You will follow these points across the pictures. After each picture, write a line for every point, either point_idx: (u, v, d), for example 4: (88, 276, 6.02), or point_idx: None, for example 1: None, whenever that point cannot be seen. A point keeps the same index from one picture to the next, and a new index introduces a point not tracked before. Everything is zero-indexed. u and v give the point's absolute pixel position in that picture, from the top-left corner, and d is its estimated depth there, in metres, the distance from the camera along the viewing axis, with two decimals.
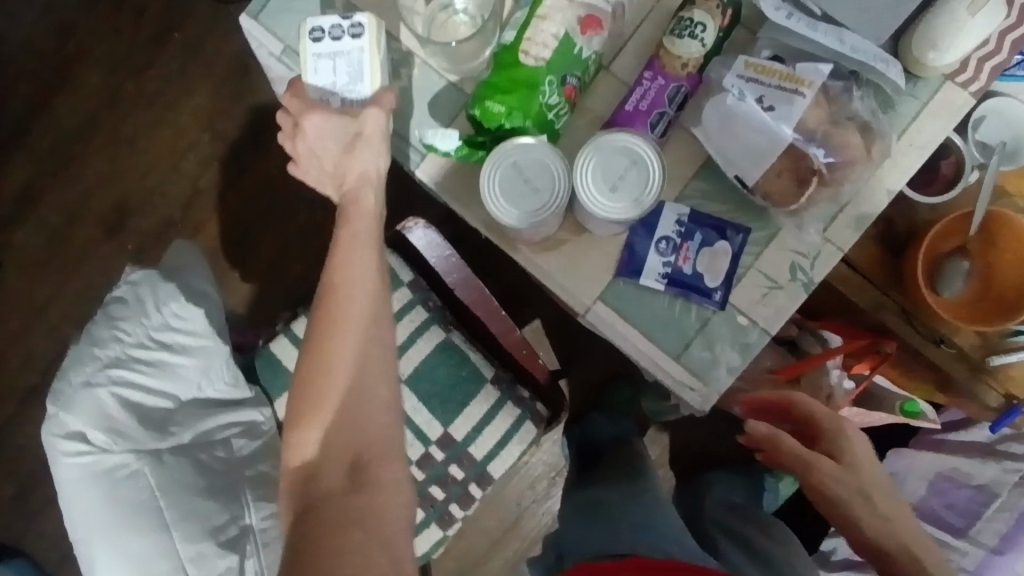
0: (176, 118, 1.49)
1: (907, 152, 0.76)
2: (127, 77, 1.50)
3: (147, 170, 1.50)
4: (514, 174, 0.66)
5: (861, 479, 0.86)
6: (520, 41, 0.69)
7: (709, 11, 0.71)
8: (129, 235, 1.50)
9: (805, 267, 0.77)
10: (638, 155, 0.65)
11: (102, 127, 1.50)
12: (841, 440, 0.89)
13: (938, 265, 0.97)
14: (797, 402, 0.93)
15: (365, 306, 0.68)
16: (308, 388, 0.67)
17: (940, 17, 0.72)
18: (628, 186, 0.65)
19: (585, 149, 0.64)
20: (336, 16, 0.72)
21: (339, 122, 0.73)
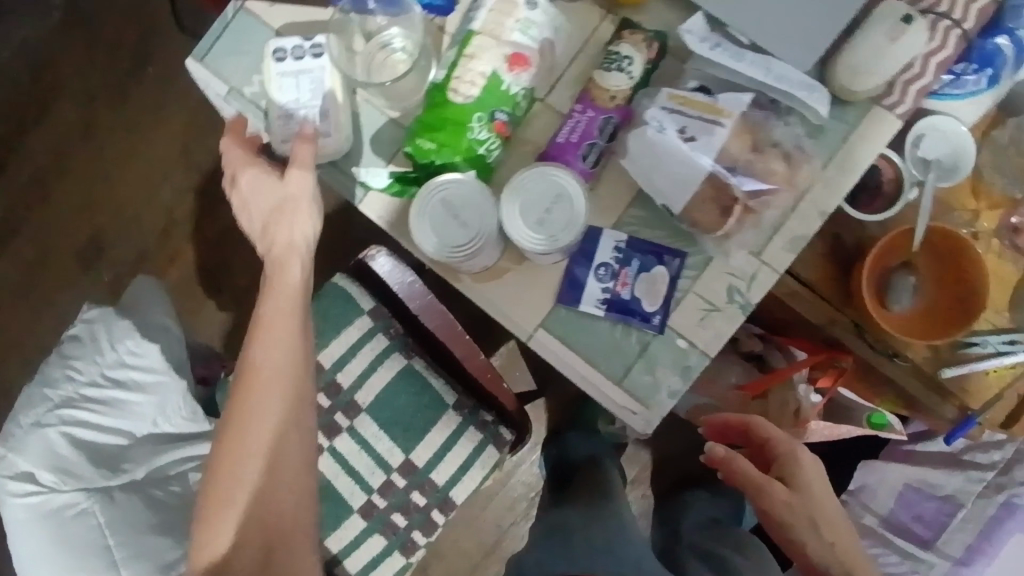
0: (151, 150, 1.51)
1: (840, 174, 0.77)
2: (102, 111, 1.52)
3: (123, 201, 1.51)
4: (444, 210, 0.68)
5: (810, 506, 0.81)
6: (449, 80, 0.70)
7: (635, 45, 0.73)
8: (106, 267, 1.51)
9: (741, 289, 0.78)
10: (562, 190, 0.67)
11: (76, 161, 1.52)
12: (795, 465, 0.85)
13: (886, 279, 0.99)
14: (755, 424, 0.91)
15: (287, 390, 0.69)
16: (223, 472, 0.68)
17: (863, 45, 0.74)
18: (553, 221, 0.66)
19: (508, 187, 0.66)
20: (299, 38, 0.78)
21: (276, 185, 0.74)
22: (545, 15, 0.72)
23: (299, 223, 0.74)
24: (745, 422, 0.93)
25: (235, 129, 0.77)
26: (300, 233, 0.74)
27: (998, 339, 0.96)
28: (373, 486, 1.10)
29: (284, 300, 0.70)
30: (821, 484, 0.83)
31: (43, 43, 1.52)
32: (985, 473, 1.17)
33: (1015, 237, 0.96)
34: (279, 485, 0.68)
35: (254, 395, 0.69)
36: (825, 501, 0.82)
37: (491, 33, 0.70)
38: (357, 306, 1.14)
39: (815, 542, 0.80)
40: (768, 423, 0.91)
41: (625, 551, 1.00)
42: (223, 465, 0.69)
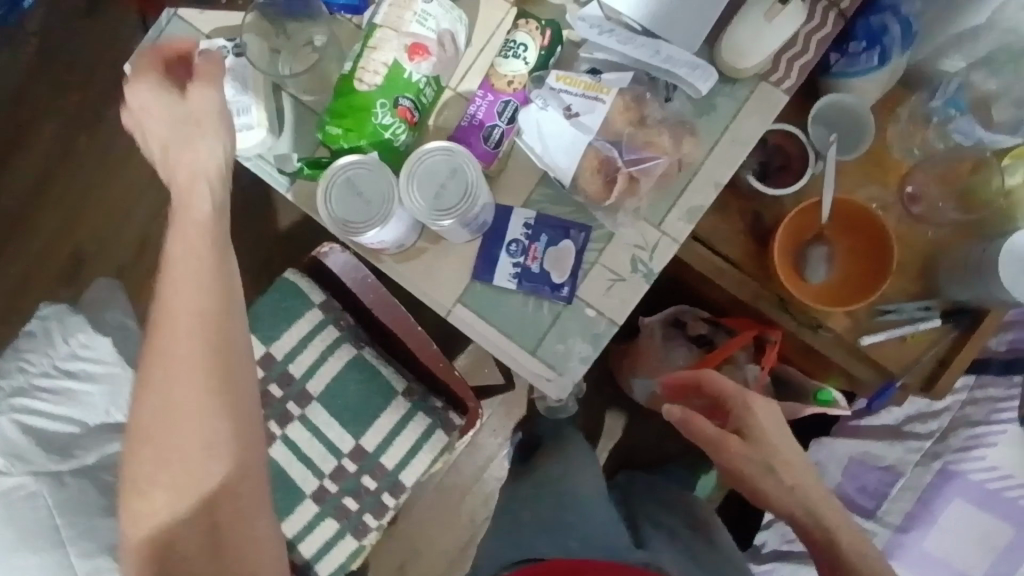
0: (127, 167, 1.58)
1: (731, 147, 0.82)
2: (79, 131, 1.59)
3: (101, 216, 1.57)
4: (348, 187, 0.75)
5: (768, 453, 0.82)
6: (355, 70, 0.76)
7: (529, 33, 0.79)
8: (87, 279, 1.57)
9: (645, 259, 0.82)
10: (454, 164, 0.74)
11: (53, 180, 1.59)
12: (750, 416, 0.86)
13: (803, 252, 1.02)
14: (711, 379, 0.92)
15: (202, 349, 0.64)
16: (149, 444, 0.65)
17: (742, 27, 0.79)
18: (448, 193, 0.74)
19: (404, 167, 0.73)
20: (223, 40, 0.84)
21: (178, 111, 0.69)
22: (442, 7, 0.77)
23: (204, 155, 0.68)
24: (703, 379, 0.93)
25: (174, 53, 0.71)
26: (205, 165, 0.68)
27: (912, 307, 1.00)
28: (326, 472, 1.14)
29: (192, 248, 0.65)
30: (776, 430, 0.85)
31: (20, 69, 1.60)
32: (922, 442, 1.21)
33: (912, 205, 0.99)
34: (212, 450, 0.65)
35: (169, 355, 0.64)
36: (782, 446, 0.83)
37: (391, 25, 0.76)
38: (307, 300, 1.18)
39: (779, 488, 0.81)
40: (721, 377, 0.92)
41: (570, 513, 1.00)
42: (147, 431, 0.65)
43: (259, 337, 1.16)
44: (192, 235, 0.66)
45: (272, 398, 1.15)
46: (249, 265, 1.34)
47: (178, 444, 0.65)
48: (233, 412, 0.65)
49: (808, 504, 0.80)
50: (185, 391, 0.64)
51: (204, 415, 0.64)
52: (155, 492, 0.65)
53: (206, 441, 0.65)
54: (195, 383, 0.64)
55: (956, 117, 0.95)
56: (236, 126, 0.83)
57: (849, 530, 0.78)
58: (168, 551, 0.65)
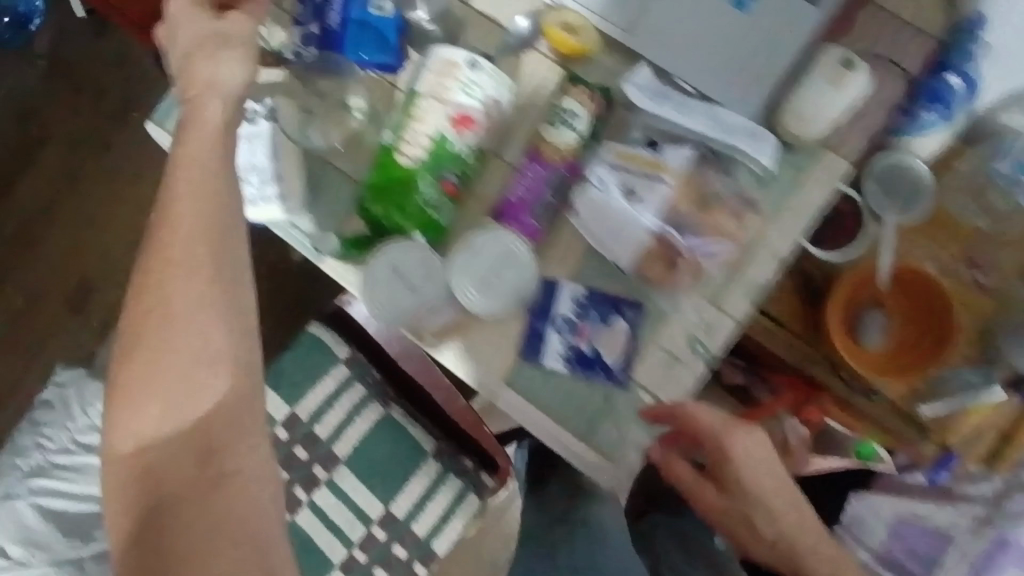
0: (137, 194, 1.54)
1: (790, 219, 0.76)
2: (89, 157, 1.55)
3: (110, 245, 1.53)
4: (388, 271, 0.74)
5: (750, 509, 0.76)
6: (397, 141, 0.71)
7: (580, 100, 0.73)
8: (94, 309, 1.53)
9: (703, 339, 0.77)
10: (507, 255, 0.74)
11: (66, 212, 1.54)
12: (734, 466, 0.76)
13: (857, 317, 0.97)
14: (686, 411, 0.75)
15: (201, 247, 0.60)
16: (138, 360, 0.58)
17: (806, 96, 0.74)
18: (500, 284, 0.74)
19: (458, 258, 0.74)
20: (252, 102, 0.78)
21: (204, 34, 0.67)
22: (490, 75, 0.71)
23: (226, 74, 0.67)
24: (671, 412, 0.75)
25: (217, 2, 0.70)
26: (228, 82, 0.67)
27: (971, 374, 0.93)
28: (354, 540, 1.09)
29: (196, 159, 0.62)
30: (760, 482, 0.76)
31: (34, 101, 1.56)
32: (975, 505, 1.14)
33: (976, 271, 0.94)
34: (203, 358, 0.58)
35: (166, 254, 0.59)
36: (768, 499, 0.76)
37: (435, 94, 0.70)
38: (331, 355, 1.13)
39: (764, 548, 0.76)
40: (700, 408, 0.75)
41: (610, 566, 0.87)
42: (138, 348, 0.59)
43: (282, 395, 1.11)
44: (198, 138, 0.64)
45: (296, 460, 1.10)
46: (270, 311, 1.29)
47: (169, 356, 0.58)
48: (228, 318, 0.59)
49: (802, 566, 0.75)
50: (182, 287, 0.59)
51: (198, 319, 0.58)
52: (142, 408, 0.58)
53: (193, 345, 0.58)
54: (190, 284, 0.59)
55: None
56: (264, 196, 0.77)
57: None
58: (154, 477, 0.57)
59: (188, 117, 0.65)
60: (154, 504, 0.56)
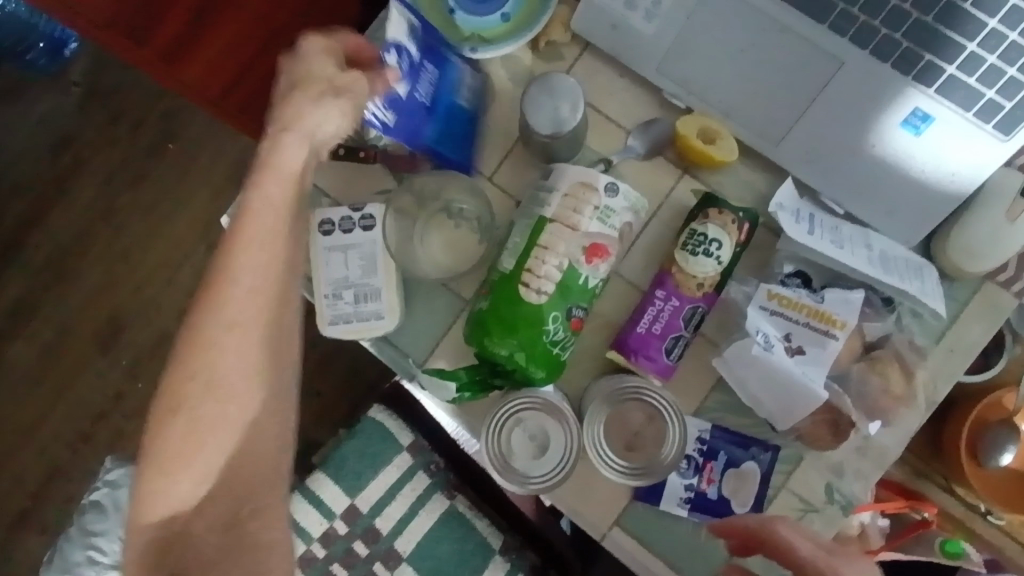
0: (173, 228, 1.35)
1: (948, 357, 0.69)
2: (122, 187, 1.37)
3: (142, 282, 1.35)
4: (515, 430, 0.66)
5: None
6: (520, 272, 0.63)
7: (724, 226, 0.66)
8: (124, 349, 1.33)
9: (842, 487, 0.69)
10: (654, 409, 0.66)
11: (100, 246, 1.36)
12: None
13: (981, 437, 0.85)
14: (775, 534, 0.62)
15: (261, 307, 0.56)
16: (174, 428, 0.56)
17: (978, 227, 0.66)
18: (643, 444, 0.66)
19: (597, 412, 0.66)
20: (349, 208, 0.72)
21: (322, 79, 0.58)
22: (627, 199, 0.64)
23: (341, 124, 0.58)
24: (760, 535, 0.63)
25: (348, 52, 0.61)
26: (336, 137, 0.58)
27: None
28: None
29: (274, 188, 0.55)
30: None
31: (57, 118, 1.38)
32: None
33: None
34: (241, 422, 0.57)
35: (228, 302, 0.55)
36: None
37: (566, 221, 0.63)
38: (395, 443, 1.05)
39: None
40: (790, 532, 0.62)
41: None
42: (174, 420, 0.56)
43: (343, 486, 1.03)
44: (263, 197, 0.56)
45: (356, 557, 1.01)
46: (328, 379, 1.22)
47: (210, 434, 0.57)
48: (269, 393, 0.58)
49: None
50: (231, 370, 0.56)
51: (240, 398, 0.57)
52: (173, 445, 0.56)
53: (237, 408, 0.57)
54: (236, 366, 0.57)
55: None
56: (361, 314, 0.70)
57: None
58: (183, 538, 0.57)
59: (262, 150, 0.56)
60: (174, 537, 0.57)
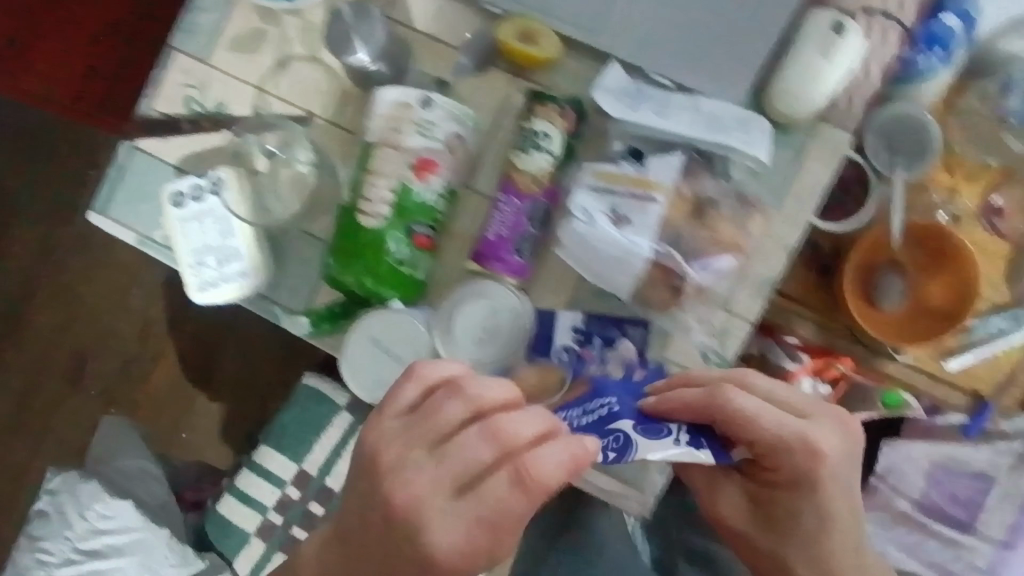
0: (107, 250, 1.33)
1: (797, 203, 0.71)
2: (48, 221, 1.33)
3: (92, 309, 1.33)
4: (375, 351, 0.67)
5: (781, 539, 0.65)
6: (356, 202, 0.65)
7: (549, 118, 0.67)
8: (91, 379, 1.33)
9: (716, 348, 0.71)
10: (496, 305, 0.68)
11: (48, 281, 1.34)
12: (784, 492, 0.63)
13: (870, 279, 0.91)
14: (730, 405, 0.57)
15: None
16: None
17: (795, 69, 0.68)
18: (490, 338, 0.68)
19: (445, 311, 0.67)
20: (196, 176, 0.72)
21: (469, 557, 0.50)
22: (446, 110, 0.65)
23: (472, 563, 0.50)
24: (712, 406, 0.57)
25: (517, 443, 0.50)
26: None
27: (997, 320, 0.90)
28: None
29: None
30: (815, 517, 0.62)
31: None
32: (1013, 443, 1.06)
33: (995, 218, 0.88)
34: None
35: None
36: (817, 534, 0.63)
37: (389, 143, 0.64)
38: (333, 404, 1.06)
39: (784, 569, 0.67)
40: (754, 421, 0.57)
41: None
42: None
43: (288, 455, 1.06)
44: None
45: (314, 518, 1.05)
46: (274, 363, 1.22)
47: None
48: None
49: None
50: None
51: None
52: None
53: None
54: None
55: None
56: (226, 277, 0.72)
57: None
58: None
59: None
60: None
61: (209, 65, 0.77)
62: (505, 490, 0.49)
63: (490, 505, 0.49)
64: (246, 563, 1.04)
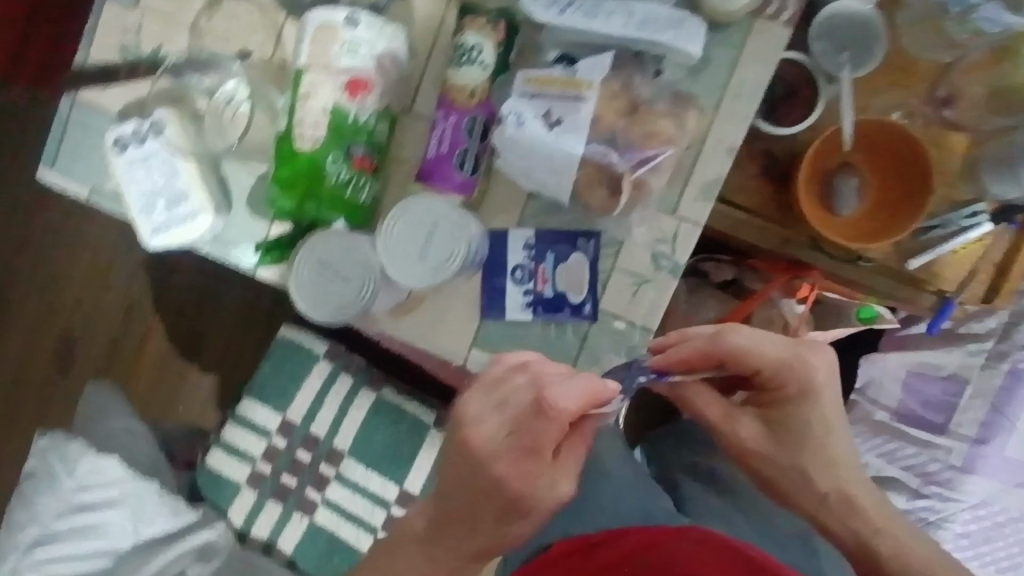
0: (81, 233, 1.31)
1: (737, 102, 0.71)
2: (19, 209, 1.31)
3: (74, 293, 1.32)
4: (324, 270, 0.69)
5: (797, 452, 0.65)
6: (292, 127, 0.65)
7: (480, 31, 0.67)
8: (84, 366, 1.33)
9: (667, 253, 0.72)
10: (438, 216, 0.68)
11: (26, 272, 1.33)
12: (794, 404, 0.64)
13: (826, 183, 0.90)
14: (729, 343, 0.62)
15: None
16: None
17: None
18: (435, 249, 0.68)
19: (388, 223, 0.68)
20: (136, 120, 0.72)
21: (527, 486, 0.56)
22: (372, 27, 0.65)
23: (534, 485, 0.56)
24: (715, 348, 0.62)
25: (549, 390, 0.56)
26: (539, 502, 0.58)
27: (960, 215, 0.89)
28: (376, 524, 1.01)
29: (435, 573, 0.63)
30: (821, 423, 0.65)
31: None
32: (983, 343, 1.07)
33: (945, 109, 0.88)
34: None
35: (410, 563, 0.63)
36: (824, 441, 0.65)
37: (319, 66, 0.64)
38: (312, 353, 1.05)
39: (803, 487, 0.67)
40: (750, 346, 0.62)
41: (604, 498, 0.83)
42: None
43: (272, 404, 1.04)
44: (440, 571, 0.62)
45: (302, 465, 1.04)
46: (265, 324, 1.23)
47: None
48: None
49: (844, 506, 0.67)
50: None
51: None
52: None
53: None
54: None
55: (980, 4, 0.78)
56: (177, 219, 0.72)
57: (903, 538, 0.66)
58: None
59: (445, 539, 0.61)
60: None
61: (140, 10, 0.77)
62: (546, 423, 0.56)
63: (531, 434, 0.56)
64: (239, 513, 1.03)
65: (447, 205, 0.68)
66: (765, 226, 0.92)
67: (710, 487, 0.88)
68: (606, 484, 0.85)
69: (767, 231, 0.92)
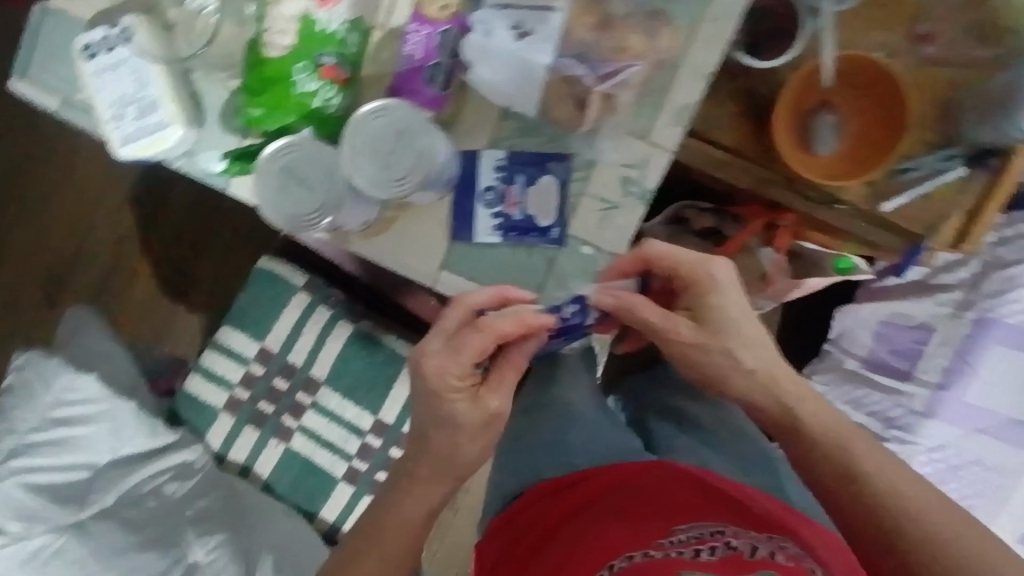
0: (70, 166, 1.30)
1: (715, 24, 0.70)
2: (10, 141, 1.31)
3: (62, 227, 1.32)
4: (289, 179, 0.69)
5: (724, 337, 0.63)
6: (262, 35, 0.67)
7: None
8: (72, 300, 1.33)
9: (636, 178, 0.71)
10: (402, 126, 0.68)
11: (14, 205, 1.32)
12: (712, 295, 0.64)
13: (802, 120, 0.90)
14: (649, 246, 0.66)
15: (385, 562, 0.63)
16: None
17: None
18: (399, 160, 0.68)
19: (349, 131, 0.67)
20: (105, 26, 0.71)
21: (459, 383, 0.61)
22: None
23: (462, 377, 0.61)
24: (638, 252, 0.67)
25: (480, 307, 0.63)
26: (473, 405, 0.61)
27: (934, 158, 0.89)
28: (351, 452, 1.02)
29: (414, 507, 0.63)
30: (739, 309, 0.63)
31: None
32: (954, 293, 1.07)
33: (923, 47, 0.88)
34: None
35: (387, 491, 0.65)
36: (742, 324, 0.63)
37: None
38: (288, 284, 1.02)
39: (739, 380, 0.63)
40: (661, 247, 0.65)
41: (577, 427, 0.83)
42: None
43: (249, 333, 1.02)
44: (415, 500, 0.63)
45: (279, 393, 1.03)
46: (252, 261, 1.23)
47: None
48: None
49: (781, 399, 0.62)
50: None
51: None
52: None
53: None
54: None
55: None
56: (148, 128, 0.72)
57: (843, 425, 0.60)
58: None
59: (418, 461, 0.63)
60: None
61: None
62: (478, 333, 0.61)
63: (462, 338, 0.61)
64: (218, 436, 1.03)
65: (410, 115, 0.68)
66: (742, 164, 0.91)
67: (678, 425, 0.89)
68: (579, 417, 0.86)
69: (742, 168, 0.92)
